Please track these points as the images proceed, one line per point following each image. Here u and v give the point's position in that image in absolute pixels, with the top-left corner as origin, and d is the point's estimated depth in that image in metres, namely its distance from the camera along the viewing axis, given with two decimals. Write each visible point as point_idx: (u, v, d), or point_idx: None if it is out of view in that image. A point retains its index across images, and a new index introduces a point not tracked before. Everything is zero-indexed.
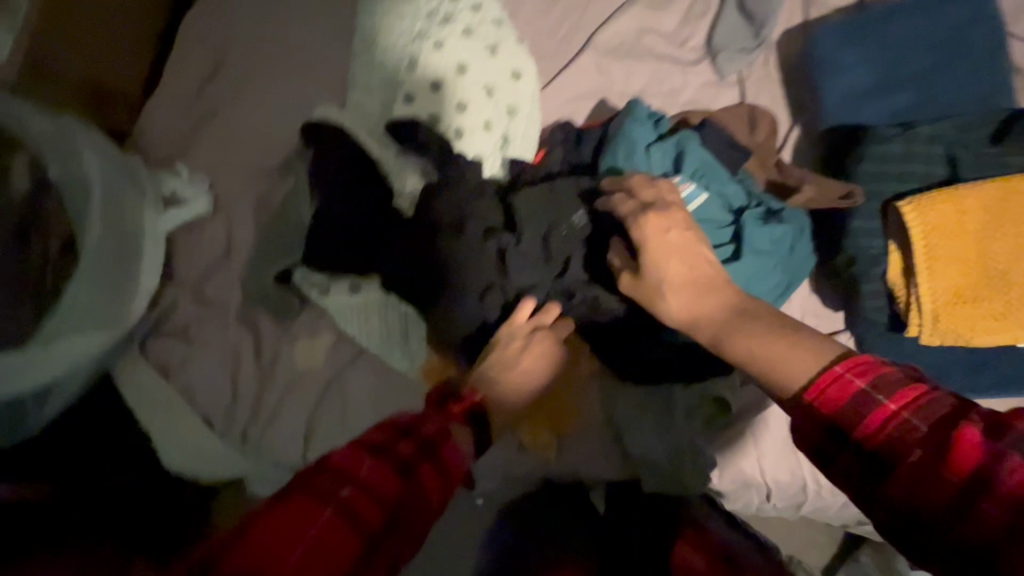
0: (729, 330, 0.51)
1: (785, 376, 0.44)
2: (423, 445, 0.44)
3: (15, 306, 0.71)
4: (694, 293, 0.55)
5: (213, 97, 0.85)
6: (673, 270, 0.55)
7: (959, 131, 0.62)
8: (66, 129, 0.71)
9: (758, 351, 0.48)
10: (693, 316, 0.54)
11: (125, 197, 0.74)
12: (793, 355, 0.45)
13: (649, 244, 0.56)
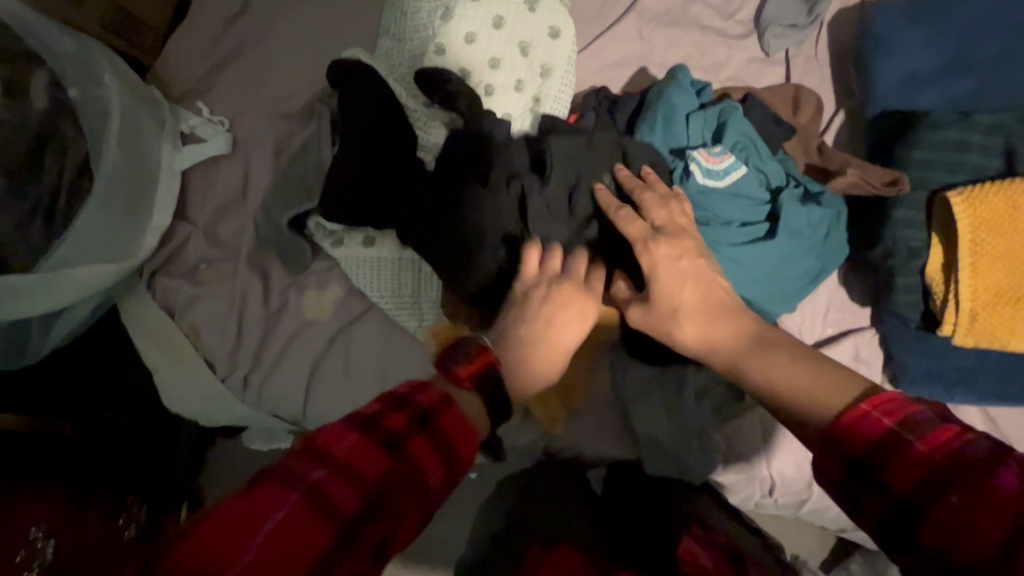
0: (740, 357, 0.49)
1: (797, 409, 0.43)
2: (418, 418, 0.39)
3: (19, 228, 0.68)
4: (709, 324, 0.51)
5: (240, 35, 0.82)
6: (686, 301, 0.52)
7: (1018, 125, 0.59)
8: (88, 49, 0.71)
9: (772, 383, 0.46)
10: (707, 349, 0.52)
11: (143, 124, 0.74)
12: (805, 385, 0.44)
13: (654, 269, 0.53)
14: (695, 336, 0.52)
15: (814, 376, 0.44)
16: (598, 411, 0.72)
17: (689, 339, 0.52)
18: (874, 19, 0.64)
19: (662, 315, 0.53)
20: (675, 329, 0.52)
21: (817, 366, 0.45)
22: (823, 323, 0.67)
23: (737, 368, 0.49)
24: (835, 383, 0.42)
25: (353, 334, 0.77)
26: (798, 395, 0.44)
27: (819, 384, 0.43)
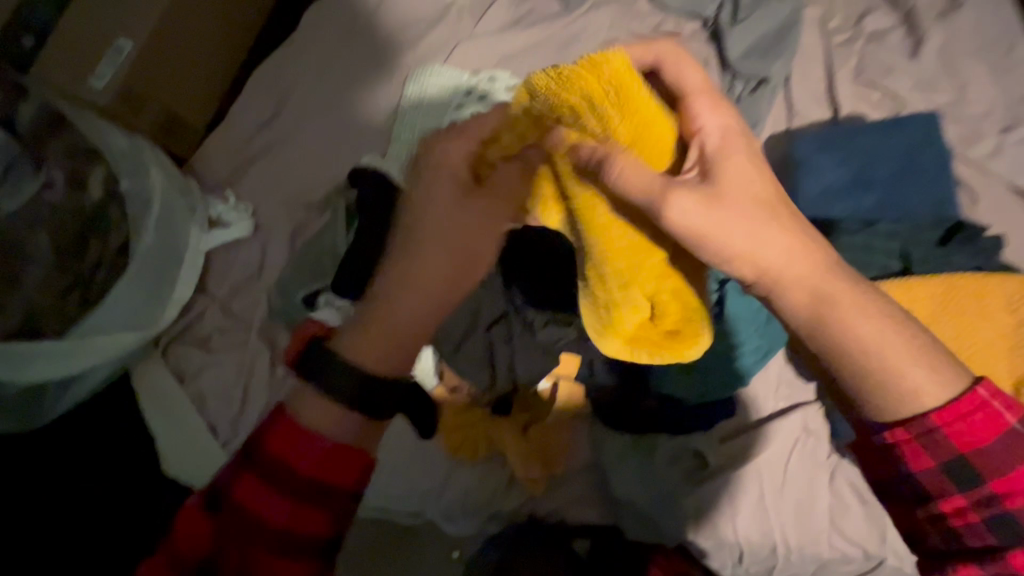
0: (834, 302, 0.45)
1: (905, 409, 0.43)
2: (246, 458, 0.47)
3: (64, 295, 0.79)
4: (790, 246, 0.47)
5: (266, 136, 0.95)
6: (755, 205, 0.47)
7: (913, 232, 0.72)
8: (140, 147, 0.82)
9: (858, 353, 0.44)
10: (781, 275, 0.47)
11: (176, 211, 0.84)
12: (898, 371, 0.43)
13: (727, 150, 0.49)
14: (775, 256, 0.47)
15: (906, 363, 0.43)
16: (578, 475, 0.78)
17: (766, 262, 0.47)
18: (797, 144, 0.79)
19: (737, 215, 0.47)
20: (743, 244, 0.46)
21: (876, 318, 0.44)
22: (776, 397, 0.77)
23: (823, 321, 0.45)
24: (931, 376, 0.43)
25: None
26: (885, 364, 0.43)
27: (890, 348, 0.43)
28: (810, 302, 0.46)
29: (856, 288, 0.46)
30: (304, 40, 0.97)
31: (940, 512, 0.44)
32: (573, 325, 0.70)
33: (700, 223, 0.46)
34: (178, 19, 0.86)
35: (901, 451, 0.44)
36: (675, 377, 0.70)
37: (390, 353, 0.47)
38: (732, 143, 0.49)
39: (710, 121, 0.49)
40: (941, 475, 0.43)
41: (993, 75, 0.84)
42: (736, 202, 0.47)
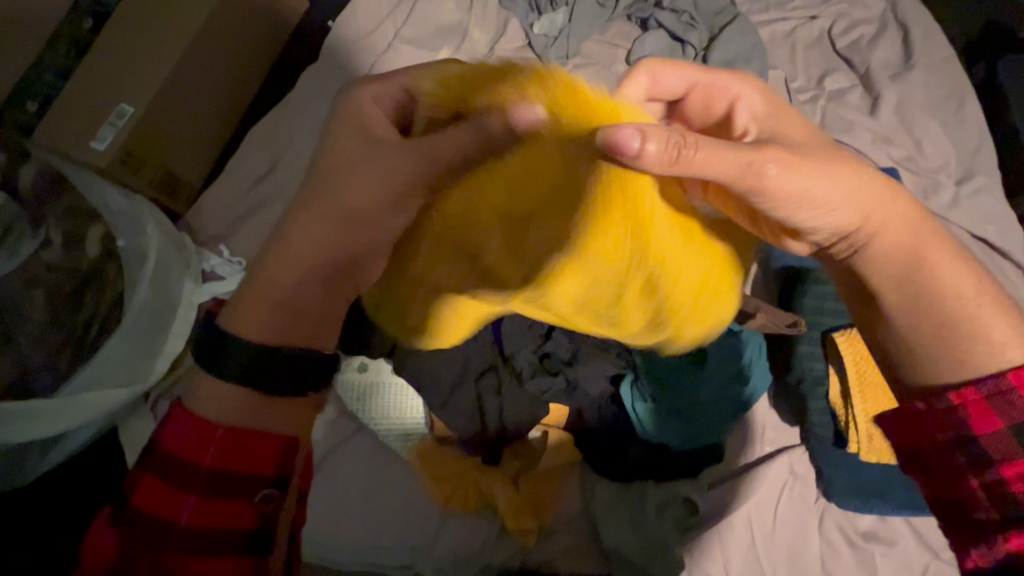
0: (926, 251, 0.46)
1: (979, 362, 0.43)
2: (149, 461, 0.45)
3: (55, 354, 0.79)
4: (882, 190, 0.46)
5: (263, 192, 0.98)
6: (840, 149, 0.47)
7: None
8: (138, 205, 0.85)
9: (949, 298, 0.45)
10: (879, 226, 0.46)
11: (171, 264, 0.85)
12: (981, 329, 0.44)
13: (781, 109, 0.51)
14: (880, 203, 0.45)
15: (991, 315, 0.44)
16: (570, 525, 0.78)
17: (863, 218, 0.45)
18: None
19: (831, 180, 0.44)
20: (845, 184, 0.44)
21: (961, 267, 0.46)
22: (763, 441, 0.78)
23: (920, 283, 0.45)
24: (1010, 326, 0.44)
25: (339, 458, 0.80)
26: (971, 313, 0.44)
27: (969, 296, 0.45)
28: (904, 256, 0.46)
29: (946, 247, 0.46)
30: (299, 100, 1.01)
31: (998, 478, 0.41)
32: (561, 373, 0.73)
33: (807, 179, 0.43)
34: (180, 85, 0.91)
35: (965, 411, 0.42)
36: (663, 425, 0.71)
37: (275, 323, 0.45)
38: (781, 107, 0.51)
39: (745, 91, 0.51)
40: (1008, 438, 0.41)
41: (943, 132, 0.90)
42: (845, 158, 0.46)
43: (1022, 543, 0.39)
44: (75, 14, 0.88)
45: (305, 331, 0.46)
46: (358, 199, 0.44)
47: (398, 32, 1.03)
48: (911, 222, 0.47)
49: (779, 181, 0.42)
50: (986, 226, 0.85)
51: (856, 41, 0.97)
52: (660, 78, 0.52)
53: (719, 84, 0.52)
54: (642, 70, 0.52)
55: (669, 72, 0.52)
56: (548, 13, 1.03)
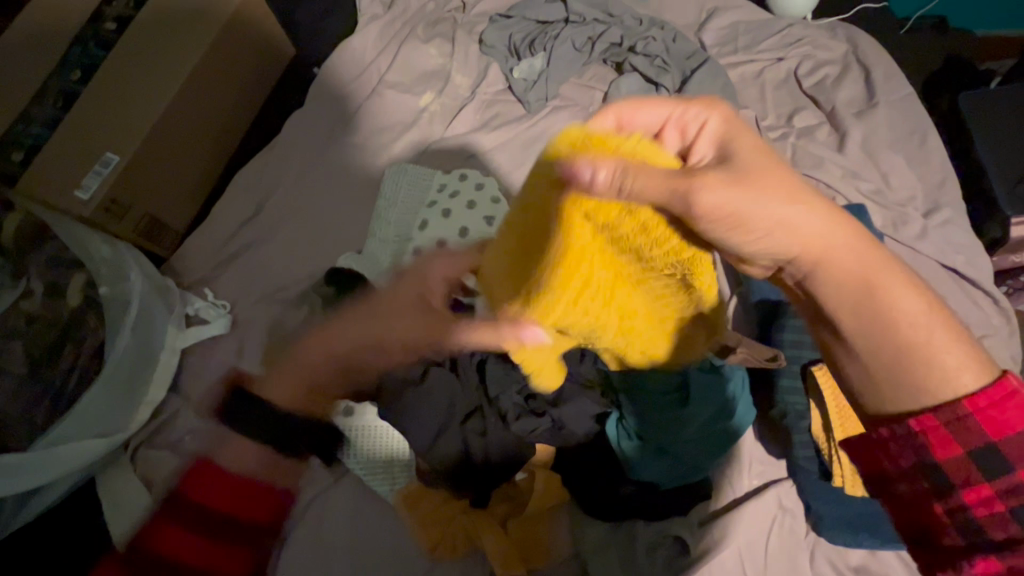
0: (877, 283, 0.44)
1: (943, 392, 0.43)
2: (172, 510, 0.46)
3: (33, 407, 0.77)
4: (824, 223, 0.44)
5: (248, 235, 0.98)
6: (786, 179, 0.43)
7: None
8: (121, 253, 0.86)
9: (905, 328, 0.44)
10: (823, 255, 0.44)
11: (154, 311, 0.85)
12: (935, 359, 0.43)
13: (731, 137, 0.46)
14: (815, 228, 0.43)
15: (942, 338, 0.44)
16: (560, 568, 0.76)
17: (806, 236, 0.44)
18: None
19: (783, 202, 0.43)
20: (770, 216, 0.43)
21: (915, 300, 0.44)
22: (749, 475, 0.78)
23: (872, 300, 0.44)
24: (970, 356, 0.43)
25: (326, 504, 0.79)
26: (921, 346, 0.44)
27: (927, 328, 0.44)
28: (856, 284, 0.44)
29: (901, 268, 0.45)
30: (285, 145, 1.02)
31: (962, 502, 0.42)
32: (547, 414, 0.74)
33: (737, 203, 0.41)
34: (165, 135, 0.93)
35: (925, 438, 0.43)
36: (650, 465, 0.71)
37: (304, 397, 0.49)
38: (743, 132, 0.46)
39: (713, 119, 0.46)
40: (967, 463, 0.42)
41: (908, 167, 0.94)
42: (783, 190, 0.43)
43: (986, 569, 0.41)
44: (64, 69, 0.89)
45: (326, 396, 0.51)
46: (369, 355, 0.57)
47: (381, 77, 1.06)
48: (866, 261, 0.44)
49: (712, 209, 0.41)
50: (955, 255, 0.88)
51: (822, 81, 1.02)
52: (629, 119, 0.48)
53: (685, 112, 0.47)
54: (608, 112, 0.48)
55: (636, 110, 0.48)
56: (527, 58, 1.06)
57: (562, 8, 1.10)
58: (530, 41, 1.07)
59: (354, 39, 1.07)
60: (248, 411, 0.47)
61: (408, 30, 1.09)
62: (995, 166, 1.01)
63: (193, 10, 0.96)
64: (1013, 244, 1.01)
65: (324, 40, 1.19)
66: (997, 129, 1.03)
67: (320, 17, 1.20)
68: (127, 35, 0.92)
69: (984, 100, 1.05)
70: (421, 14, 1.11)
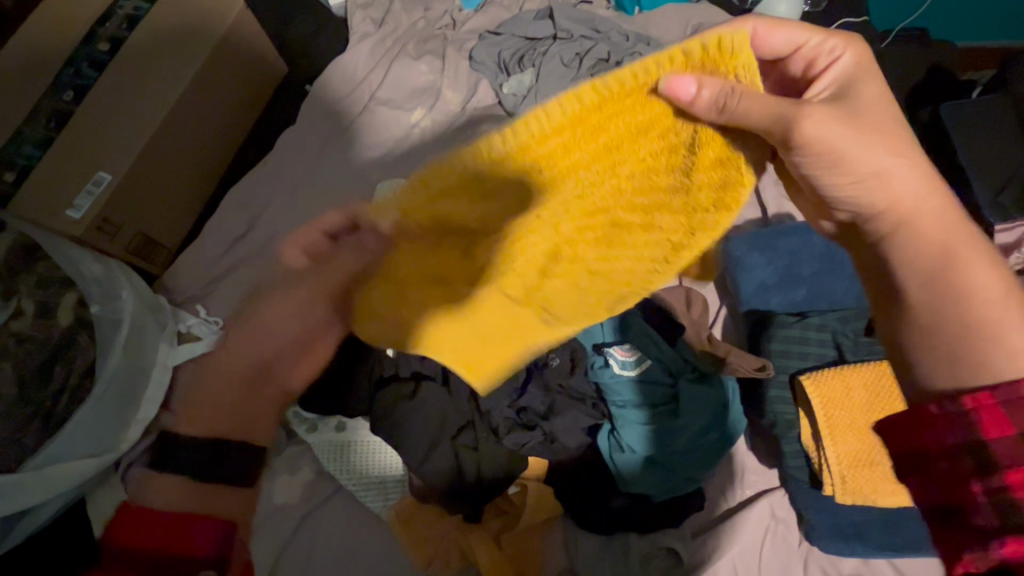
0: (956, 252, 0.47)
1: (1000, 369, 0.42)
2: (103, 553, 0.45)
3: (22, 427, 0.76)
4: (921, 176, 0.50)
5: (241, 251, 0.98)
6: (882, 129, 0.50)
7: (841, 323, 0.79)
8: (113, 272, 0.86)
9: (974, 303, 0.45)
10: (913, 212, 0.49)
11: (146, 329, 0.85)
12: (998, 323, 0.44)
13: (859, 81, 0.52)
14: (911, 190, 0.49)
15: (1006, 306, 0.44)
16: None
17: (894, 192, 0.50)
18: (731, 244, 0.86)
19: (875, 143, 0.49)
20: (880, 162, 0.49)
21: (994, 271, 0.46)
22: (742, 485, 0.79)
23: (945, 273, 0.47)
24: None
25: (318, 521, 0.78)
26: (991, 302, 0.45)
27: (1004, 305, 0.44)
28: (936, 251, 0.48)
29: (983, 246, 0.48)
30: (276, 162, 1.03)
31: (1002, 484, 0.37)
32: (538, 427, 0.74)
33: (837, 137, 0.48)
34: (157, 155, 0.93)
35: (976, 416, 0.39)
36: (639, 479, 0.72)
37: (217, 424, 0.51)
38: (873, 76, 0.53)
39: (851, 54, 0.53)
40: (1022, 445, 0.37)
41: None
42: (880, 139, 0.49)
43: (1017, 551, 0.35)
44: (56, 90, 0.89)
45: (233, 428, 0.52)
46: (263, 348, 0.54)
47: (373, 94, 1.07)
48: (945, 231, 0.48)
49: (809, 140, 0.48)
50: None
51: None
52: (765, 37, 0.55)
53: (825, 43, 0.54)
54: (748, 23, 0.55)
55: (774, 32, 0.55)
56: (516, 74, 1.08)
57: (550, 26, 1.12)
58: (519, 57, 1.09)
59: (345, 56, 1.09)
60: (173, 454, 0.49)
61: (399, 48, 1.11)
62: (977, 175, 1.02)
63: (187, 29, 0.97)
64: (998, 251, 1.02)
65: (316, 57, 1.20)
66: (978, 139, 1.05)
67: (312, 34, 1.21)
68: (119, 55, 0.92)
69: (965, 111, 1.07)
70: (412, 32, 1.13)
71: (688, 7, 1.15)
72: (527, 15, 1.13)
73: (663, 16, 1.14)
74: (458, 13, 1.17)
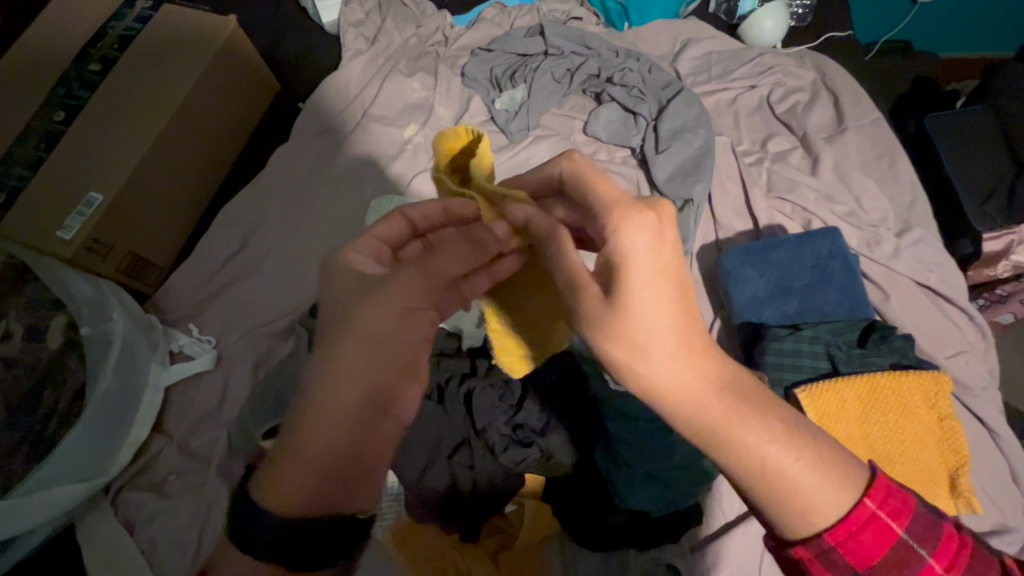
0: (718, 423, 0.43)
1: (802, 528, 0.43)
2: None
3: (9, 454, 0.74)
4: (688, 358, 0.43)
5: (234, 270, 0.98)
6: (648, 326, 0.42)
7: (834, 334, 0.81)
8: (104, 294, 0.86)
9: (754, 470, 0.43)
10: (681, 399, 0.43)
11: (138, 350, 0.85)
12: (794, 495, 0.42)
13: (632, 267, 0.42)
14: (667, 378, 0.43)
15: (792, 475, 0.42)
16: None
17: (651, 381, 0.44)
18: (724, 257, 0.88)
19: (622, 339, 0.43)
20: (637, 347, 0.43)
21: (760, 440, 0.42)
22: (740, 499, 0.79)
23: (717, 439, 0.43)
24: (829, 485, 0.43)
25: None
26: (768, 487, 0.43)
27: (782, 476, 0.42)
28: (704, 431, 0.43)
29: (760, 399, 0.44)
30: (268, 179, 1.03)
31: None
32: (535, 444, 0.74)
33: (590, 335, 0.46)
34: (151, 174, 0.93)
35: (804, 566, 0.44)
36: (637, 493, 0.72)
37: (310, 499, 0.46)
38: (647, 262, 0.42)
39: (628, 242, 0.42)
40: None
41: (879, 188, 0.98)
42: (624, 337, 0.43)
43: None
44: (46, 111, 0.90)
45: (334, 494, 0.46)
46: (379, 359, 0.46)
47: (366, 110, 1.08)
48: (721, 409, 0.42)
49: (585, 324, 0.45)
50: (929, 273, 0.91)
51: (793, 107, 1.06)
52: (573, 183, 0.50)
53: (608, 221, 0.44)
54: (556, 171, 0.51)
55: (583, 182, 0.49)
56: (509, 90, 1.09)
57: (541, 42, 1.13)
58: (511, 74, 1.10)
59: (338, 74, 1.09)
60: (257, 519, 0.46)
61: (391, 64, 1.11)
62: (964, 185, 1.04)
63: (178, 48, 0.98)
64: (986, 258, 1.03)
65: (308, 74, 1.20)
66: (963, 149, 1.07)
67: (305, 51, 1.22)
68: (111, 75, 0.94)
69: (949, 122, 1.09)
70: (404, 48, 1.13)
71: (677, 21, 1.16)
72: (519, 31, 1.15)
73: (652, 31, 1.16)
74: (450, 30, 1.18)
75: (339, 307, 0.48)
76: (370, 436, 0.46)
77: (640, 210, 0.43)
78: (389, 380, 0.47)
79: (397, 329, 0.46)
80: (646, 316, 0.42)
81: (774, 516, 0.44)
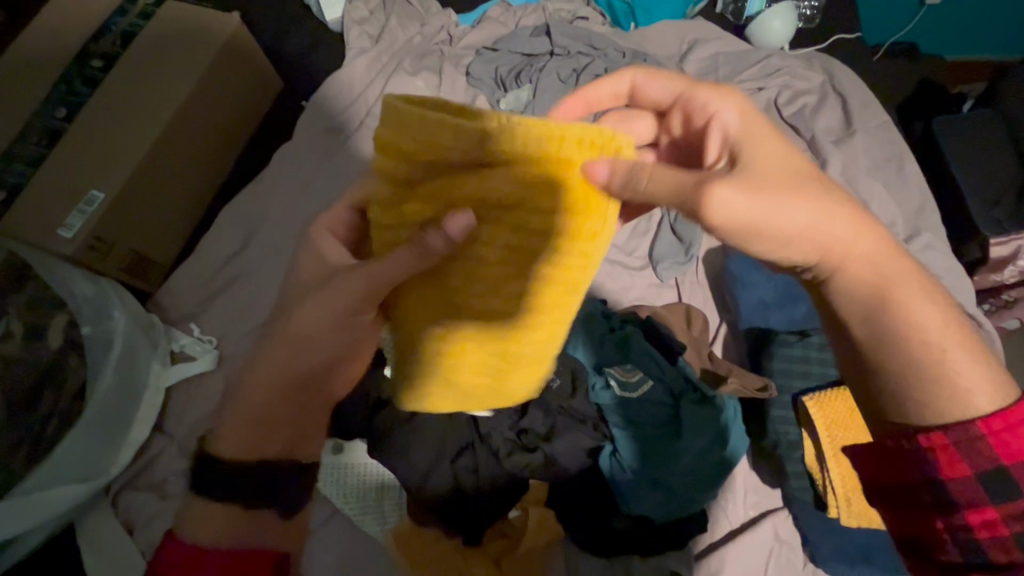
0: (894, 288, 0.45)
1: (949, 414, 0.44)
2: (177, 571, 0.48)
3: (8, 453, 0.73)
4: (858, 224, 0.46)
5: (237, 269, 0.97)
6: (820, 190, 0.45)
7: None
8: (104, 291, 0.85)
9: (915, 343, 0.45)
10: (844, 261, 0.46)
11: (138, 349, 0.84)
12: (948, 374, 0.44)
13: (750, 135, 0.47)
14: (842, 242, 0.45)
15: (955, 357, 0.45)
16: None
17: (826, 243, 0.45)
18: (732, 261, 0.86)
19: (792, 194, 0.44)
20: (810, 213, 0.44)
21: (927, 306, 0.45)
22: (746, 506, 0.78)
23: (887, 306, 0.45)
24: (981, 371, 0.45)
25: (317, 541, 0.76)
26: (930, 351, 0.45)
27: (935, 340, 0.45)
28: (871, 299, 0.46)
29: (916, 278, 0.46)
30: (274, 176, 1.03)
31: (964, 523, 0.43)
32: (539, 449, 0.73)
33: (753, 216, 0.42)
34: (154, 173, 0.93)
35: (933, 455, 0.44)
36: (645, 498, 0.71)
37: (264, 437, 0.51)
38: (765, 131, 0.48)
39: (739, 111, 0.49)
40: (975, 484, 0.43)
41: (888, 192, 0.97)
42: (795, 203, 0.44)
43: None
44: (49, 107, 0.89)
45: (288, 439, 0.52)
46: (314, 352, 0.50)
47: (370, 109, 1.07)
48: (878, 277, 0.46)
49: (727, 212, 0.42)
50: (939, 279, 0.90)
51: (801, 110, 1.05)
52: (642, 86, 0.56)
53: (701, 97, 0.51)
54: (625, 77, 0.56)
55: (651, 81, 0.56)
56: (514, 90, 1.09)
57: (548, 42, 1.12)
58: (516, 73, 1.09)
59: (342, 72, 1.09)
60: (213, 471, 0.50)
61: (396, 63, 1.10)
62: (972, 189, 1.03)
63: (181, 45, 0.97)
64: (993, 264, 1.02)
65: (312, 72, 1.20)
66: (972, 154, 1.06)
67: (309, 49, 1.21)
68: (114, 71, 0.93)
69: (958, 125, 1.08)
70: (409, 47, 1.13)
71: (685, 22, 1.15)
72: (524, 31, 1.14)
73: (659, 32, 1.15)
74: (455, 29, 1.17)
75: (297, 294, 0.51)
76: (305, 414, 0.54)
77: (729, 91, 0.51)
78: (323, 368, 0.51)
79: (330, 329, 0.48)
80: (796, 169, 0.46)
81: (940, 404, 0.45)
